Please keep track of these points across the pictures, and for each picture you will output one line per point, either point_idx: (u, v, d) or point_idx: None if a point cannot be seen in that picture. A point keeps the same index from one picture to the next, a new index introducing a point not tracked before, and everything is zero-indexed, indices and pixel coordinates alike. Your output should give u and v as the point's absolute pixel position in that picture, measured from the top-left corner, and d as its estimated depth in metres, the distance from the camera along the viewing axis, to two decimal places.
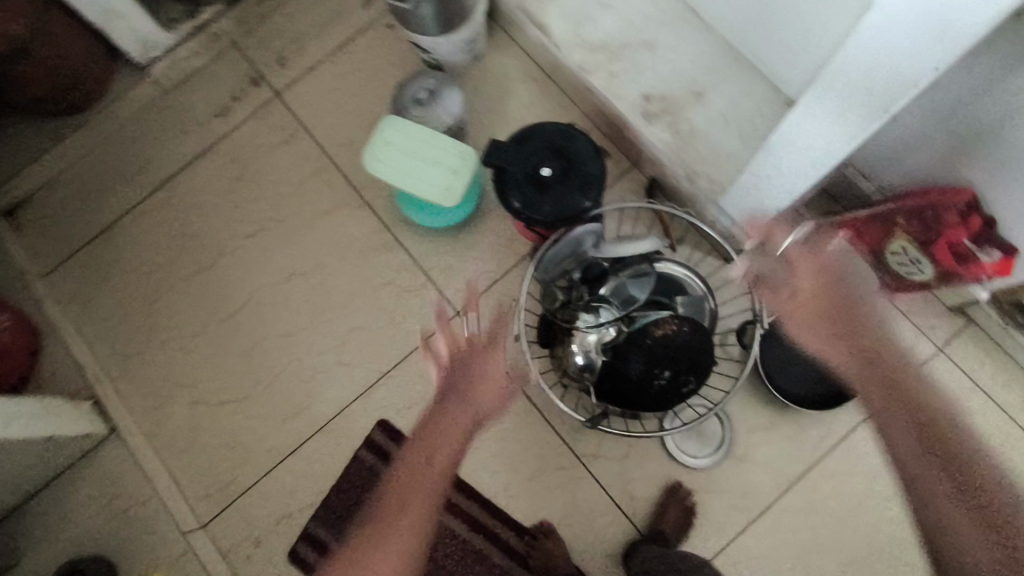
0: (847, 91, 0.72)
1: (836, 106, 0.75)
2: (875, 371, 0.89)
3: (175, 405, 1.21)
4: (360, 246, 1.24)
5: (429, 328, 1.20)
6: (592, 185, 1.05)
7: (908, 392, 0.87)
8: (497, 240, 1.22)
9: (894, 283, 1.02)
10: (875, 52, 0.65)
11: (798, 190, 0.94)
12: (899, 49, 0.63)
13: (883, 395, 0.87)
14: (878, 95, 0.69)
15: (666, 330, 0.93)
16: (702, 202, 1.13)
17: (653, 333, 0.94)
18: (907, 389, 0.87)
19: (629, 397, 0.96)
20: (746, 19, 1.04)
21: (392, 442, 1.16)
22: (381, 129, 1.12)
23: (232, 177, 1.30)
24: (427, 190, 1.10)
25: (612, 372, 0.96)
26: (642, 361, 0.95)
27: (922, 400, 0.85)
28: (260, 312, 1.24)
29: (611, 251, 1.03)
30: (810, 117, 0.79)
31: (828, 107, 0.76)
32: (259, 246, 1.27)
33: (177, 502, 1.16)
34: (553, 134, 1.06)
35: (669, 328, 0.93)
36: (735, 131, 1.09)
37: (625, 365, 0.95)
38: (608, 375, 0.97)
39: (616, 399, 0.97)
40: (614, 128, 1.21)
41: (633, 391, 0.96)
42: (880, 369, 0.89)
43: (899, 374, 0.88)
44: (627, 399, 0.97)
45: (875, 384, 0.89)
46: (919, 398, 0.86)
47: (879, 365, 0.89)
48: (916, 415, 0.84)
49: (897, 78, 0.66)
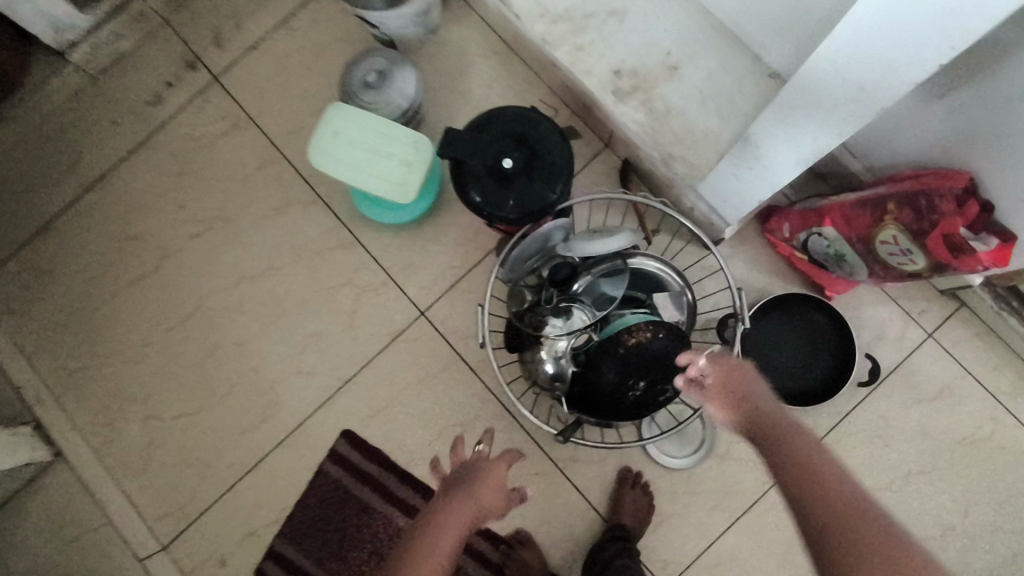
0: (831, 83, 0.64)
1: (819, 99, 0.67)
2: (796, 478, 0.72)
3: (126, 422, 1.13)
4: (315, 244, 1.15)
5: (392, 331, 1.13)
6: (559, 175, 0.95)
7: (836, 494, 0.70)
8: (460, 233, 1.13)
9: (885, 273, 0.95)
10: (862, 42, 0.57)
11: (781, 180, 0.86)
12: (891, 44, 0.55)
13: (807, 501, 0.70)
14: (867, 90, 0.61)
15: (640, 338, 0.87)
16: (679, 187, 1.03)
17: (626, 343, 0.87)
18: (833, 493, 0.70)
19: (603, 409, 0.90)
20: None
21: (359, 453, 1.10)
22: (325, 119, 1.01)
23: (172, 173, 1.19)
24: (380, 186, 1.00)
25: (585, 383, 0.91)
26: (613, 371, 0.88)
27: (852, 504, 0.69)
28: (211, 320, 1.15)
29: (581, 249, 0.95)
30: (793, 107, 0.71)
31: (810, 99, 0.68)
32: (204, 247, 1.17)
33: (135, 525, 1.10)
34: (514, 121, 0.97)
35: (643, 337, 0.87)
36: (713, 108, 1.00)
37: (597, 376, 0.89)
38: (581, 385, 0.91)
39: (590, 411, 0.92)
40: (583, 106, 1.11)
41: (607, 403, 0.90)
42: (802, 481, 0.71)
43: (824, 476, 0.71)
44: (601, 411, 0.91)
45: (792, 490, 0.72)
46: (851, 496, 0.70)
47: (796, 472, 0.72)
48: (849, 527, 0.67)
49: (888, 70, 0.58)
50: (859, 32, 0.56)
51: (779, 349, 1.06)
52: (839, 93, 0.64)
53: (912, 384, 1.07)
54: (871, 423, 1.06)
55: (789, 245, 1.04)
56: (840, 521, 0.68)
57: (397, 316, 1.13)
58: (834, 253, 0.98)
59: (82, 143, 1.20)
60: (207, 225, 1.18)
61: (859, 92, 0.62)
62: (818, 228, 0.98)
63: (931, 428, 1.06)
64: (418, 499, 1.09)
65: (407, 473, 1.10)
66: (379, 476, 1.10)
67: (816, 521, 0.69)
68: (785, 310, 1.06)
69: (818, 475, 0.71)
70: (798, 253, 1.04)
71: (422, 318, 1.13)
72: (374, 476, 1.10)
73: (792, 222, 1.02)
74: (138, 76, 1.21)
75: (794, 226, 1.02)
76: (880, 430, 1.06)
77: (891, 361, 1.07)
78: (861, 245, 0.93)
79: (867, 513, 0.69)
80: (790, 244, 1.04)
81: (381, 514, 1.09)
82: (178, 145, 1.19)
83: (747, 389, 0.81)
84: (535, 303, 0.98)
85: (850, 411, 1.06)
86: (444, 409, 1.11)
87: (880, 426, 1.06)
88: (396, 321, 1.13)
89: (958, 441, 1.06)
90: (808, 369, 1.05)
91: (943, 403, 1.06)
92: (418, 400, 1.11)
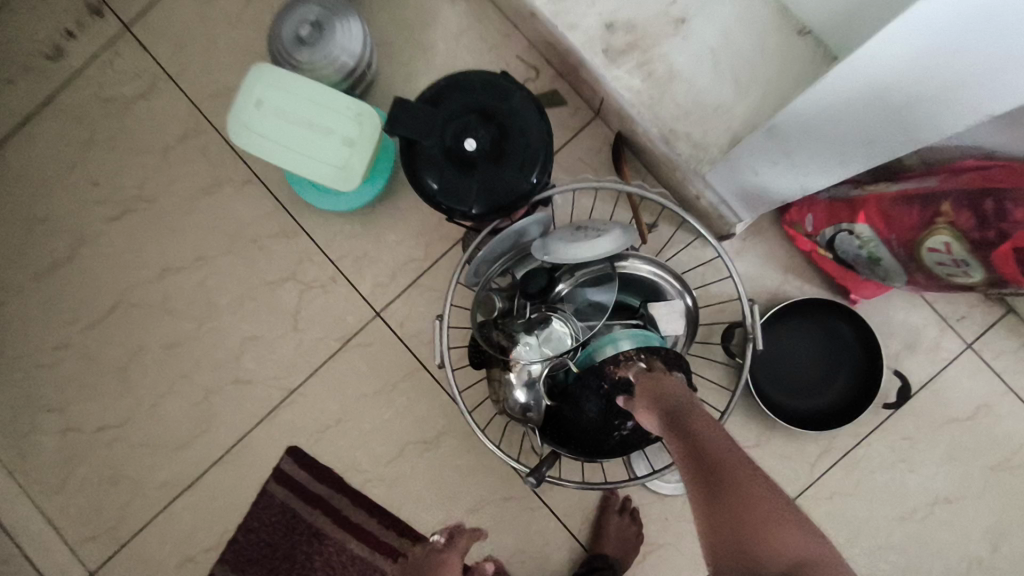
0: (912, 76, 0.50)
1: (892, 96, 0.53)
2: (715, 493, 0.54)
3: (41, 435, 0.99)
4: (250, 231, 0.98)
5: (343, 334, 0.97)
6: (534, 157, 0.77)
7: (762, 499, 0.53)
8: (420, 221, 0.96)
9: (928, 282, 0.78)
10: (961, 27, 0.44)
11: (814, 182, 0.70)
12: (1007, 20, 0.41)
13: (722, 508, 0.53)
14: (976, 75, 0.47)
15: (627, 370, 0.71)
16: (681, 170, 0.85)
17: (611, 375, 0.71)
18: (761, 497, 0.53)
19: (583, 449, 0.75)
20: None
21: (307, 473, 0.97)
22: (247, 84, 0.82)
23: (78, 144, 1.00)
24: (317, 167, 0.82)
25: (562, 419, 0.75)
26: (596, 406, 0.73)
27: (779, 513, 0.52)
28: (132, 318, 0.99)
29: (559, 253, 0.78)
30: (855, 108, 0.57)
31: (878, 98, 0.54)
32: (121, 233, 0.99)
33: (56, 550, 0.98)
34: (479, 90, 0.78)
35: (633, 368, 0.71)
36: (726, 73, 0.80)
37: (578, 413, 0.74)
38: (557, 420, 0.76)
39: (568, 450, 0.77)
40: (568, 67, 0.91)
41: (588, 444, 0.75)
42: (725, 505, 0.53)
43: (748, 482, 0.55)
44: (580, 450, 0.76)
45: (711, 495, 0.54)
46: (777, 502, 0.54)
47: (717, 472, 0.55)
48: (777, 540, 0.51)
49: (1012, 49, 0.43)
50: (977, 15, 0.42)
51: (792, 361, 0.91)
52: (919, 90, 0.51)
53: (945, 401, 0.92)
54: (895, 445, 0.92)
55: (811, 241, 0.87)
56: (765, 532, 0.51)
57: (349, 316, 0.97)
58: (866, 254, 0.81)
59: None
60: (122, 207, 1.00)
61: (961, 81, 0.48)
62: (848, 225, 0.80)
63: (967, 450, 0.91)
64: (375, 525, 0.96)
65: (363, 496, 0.96)
66: (329, 498, 0.97)
67: (736, 532, 0.52)
68: (802, 318, 0.91)
69: (740, 479, 0.55)
70: (822, 251, 0.87)
71: (377, 320, 0.97)
72: (324, 499, 0.97)
73: (816, 214, 0.85)
74: (31, 23, 1.00)
75: (819, 220, 0.85)
76: (904, 454, 0.92)
77: (923, 375, 0.92)
78: (901, 249, 0.76)
79: (797, 523, 0.53)
80: (813, 240, 0.87)
81: (332, 541, 0.96)
82: (83, 109, 1.00)
83: (665, 392, 0.65)
84: (505, 316, 0.82)
85: (871, 431, 0.92)
86: (404, 423, 0.97)
87: (904, 448, 0.92)
88: (347, 322, 0.97)
89: (995, 468, 0.91)
90: (825, 387, 0.90)
91: (980, 424, 0.91)
92: (373, 413, 0.97)
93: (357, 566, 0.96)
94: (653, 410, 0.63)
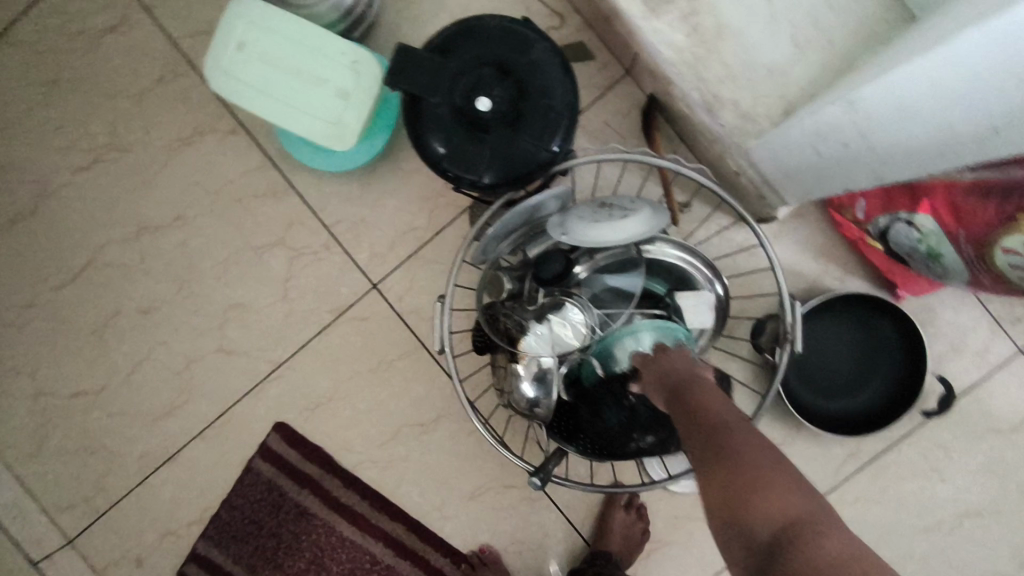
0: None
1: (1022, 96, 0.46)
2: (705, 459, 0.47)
3: (11, 397, 0.93)
4: (234, 189, 0.89)
5: (336, 306, 0.89)
6: (556, 121, 0.67)
7: (756, 461, 0.46)
8: (423, 185, 0.87)
9: (992, 283, 0.69)
10: None
11: (892, 176, 0.64)
12: None
13: (710, 473, 0.47)
14: None
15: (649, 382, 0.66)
16: (721, 142, 0.75)
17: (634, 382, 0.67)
18: (755, 459, 0.46)
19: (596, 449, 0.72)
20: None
21: (295, 451, 0.91)
22: (225, 23, 0.71)
23: (43, 81, 0.89)
24: (307, 120, 0.72)
25: (578, 418, 0.72)
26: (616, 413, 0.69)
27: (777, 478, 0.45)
28: (107, 278, 0.91)
29: (576, 231, 0.68)
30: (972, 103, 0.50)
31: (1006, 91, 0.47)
32: (92, 184, 0.90)
33: (29, 519, 0.93)
34: (496, 38, 0.67)
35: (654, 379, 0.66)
36: (783, 28, 0.69)
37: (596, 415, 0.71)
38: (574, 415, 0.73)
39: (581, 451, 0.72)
40: (598, 16, 0.80)
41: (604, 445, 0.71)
42: (713, 470, 0.46)
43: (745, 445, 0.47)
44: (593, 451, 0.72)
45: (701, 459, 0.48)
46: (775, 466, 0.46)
47: (707, 435, 0.49)
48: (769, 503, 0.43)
49: None
50: None
51: (829, 358, 0.83)
52: None
53: (988, 409, 0.84)
54: (927, 453, 0.85)
55: (860, 228, 0.78)
56: (752, 496, 0.44)
57: (343, 286, 0.89)
58: (925, 249, 0.72)
59: None
60: (94, 154, 0.90)
61: None
62: (907, 214, 0.71)
63: (1006, 462, 0.85)
64: (366, 508, 0.91)
65: (353, 477, 0.91)
66: (318, 478, 0.91)
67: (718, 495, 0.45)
68: (839, 313, 0.82)
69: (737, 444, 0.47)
70: (871, 241, 0.78)
71: (373, 292, 0.89)
72: (312, 479, 0.91)
73: (869, 200, 0.76)
74: None
75: (872, 207, 0.76)
76: (938, 463, 0.85)
77: (966, 379, 0.84)
78: (969, 246, 0.67)
79: (794, 485, 0.45)
80: (862, 228, 0.78)
81: (320, 523, 0.91)
82: (48, 40, 0.88)
83: (668, 364, 0.58)
84: (514, 300, 0.73)
85: (903, 437, 0.85)
86: (400, 405, 0.90)
87: (937, 457, 0.85)
88: (339, 293, 0.89)
89: None
90: (858, 389, 0.83)
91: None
92: (366, 392, 0.90)
93: (346, 549, 0.91)
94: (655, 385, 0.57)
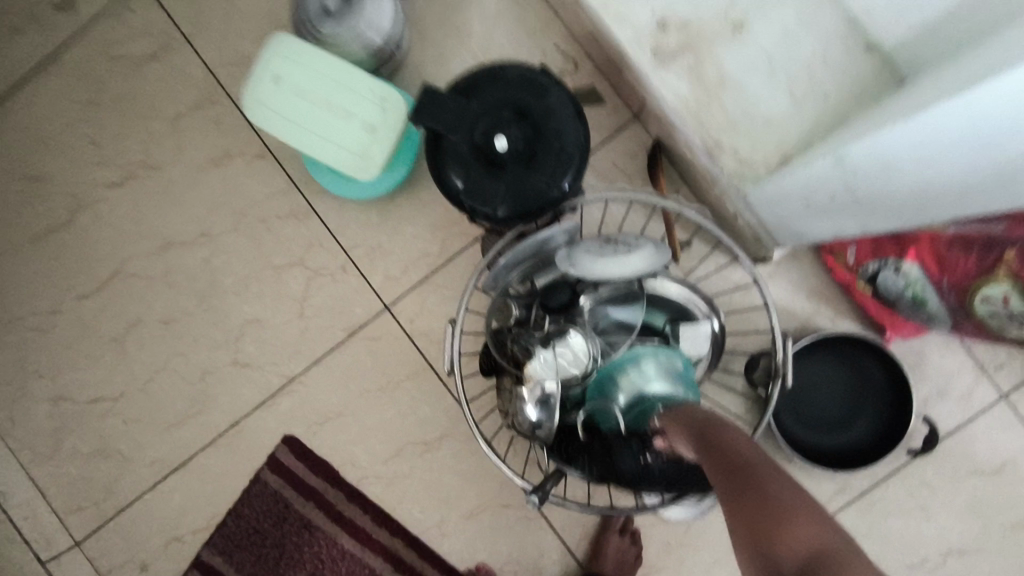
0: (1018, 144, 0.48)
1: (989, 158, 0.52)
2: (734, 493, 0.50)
3: (32, 399, 0.97)
4: (258, 210, 0.93)
5: (350, 325, 0.93)
6: (567, 162, 0.72)
7: (781, 495, 0.49)
8: (438, 214, 0.92)
9: (967, 329, 0.76)
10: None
11: (876, 224, 0.69)
12: None
13: (739, 511, 0.50)
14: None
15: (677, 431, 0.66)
16: (722, 186, 0.80)
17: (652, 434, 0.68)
18: (785, 501, 0.48)
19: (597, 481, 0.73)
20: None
21: (302, 463, 0.94)
22: (263, 57, 0.77)
23: (84, 101, 0.94)
24: (334, 150, 0.77)
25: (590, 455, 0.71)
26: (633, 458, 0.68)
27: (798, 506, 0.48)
28: (132, 289, 0.95)
29: (583, 264, 0.73)
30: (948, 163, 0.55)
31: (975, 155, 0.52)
32: (124, 199, 0.95)
33: (40, 518, 0.96)
34: (514, 85, 0.73)
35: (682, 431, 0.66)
36: (781, 83, 0.74)
37: (608, 463, 0.70)
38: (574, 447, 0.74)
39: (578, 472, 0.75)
40: (610, 64, 0.85)
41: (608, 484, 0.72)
42: (742, 505, 0.49)
43: (771, 480, 0.50)
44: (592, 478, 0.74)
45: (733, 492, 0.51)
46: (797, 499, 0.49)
47: (737, 474, 0.52)
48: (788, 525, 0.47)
49: None
50: None
51: (819, 395, 0.86)
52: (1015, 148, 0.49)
53: (971, 452, 0.87)
54: (912, 493, 0.88)
55: (851, 272, 0.81)
56: (781, 527, 0.47)
57: (356, 307, 0.93)
58: (912, 295, 0.76)
59: None
60: (128, 172, 0.95)
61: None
62: (895, 260, 0.75)
63: (988, 505, 0.87)
64: (368, 522, 0.93)
65: (357, 492, 0.94)
66: (323, 491, 0.94)
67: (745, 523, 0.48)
68: (830, 353, 0.86)
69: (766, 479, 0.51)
70: (861, 286, 0.80)
71: (386, 313, 0.93)
72: (317, 491, 0.94)
73: (860, 245, 0.79)
74: None
75: (862, 252, 0.78)
76: (922, 502, 0.88)
77: (950, 422, 0.87)
78: (950, 293, 0.73)
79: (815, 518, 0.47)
80: (853, 272, 0.81)
81: (322, 535, 0.94)
82: (92, 64, 0.94)
83: (689, 414, 0.62)
84: (521, 326, 0.78)
85: (889, 475, 0.88)
86: (405, 422, 0.93)
87: (922, 496, 0.88)
88: (353, 312, 0.93)
89: (1016, 526, 0.87)
90: (846, 426, 0.86)
91: (1005, 480, 0.87)
92: (373, 409, 0.93)
93: (346, 562, 0.93)
94: (679, 435, 0.60)
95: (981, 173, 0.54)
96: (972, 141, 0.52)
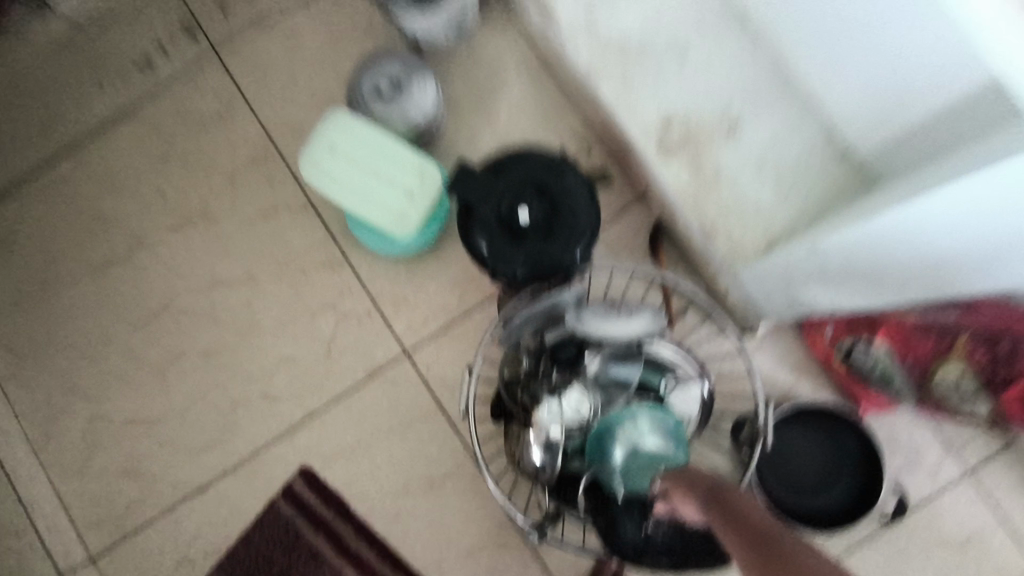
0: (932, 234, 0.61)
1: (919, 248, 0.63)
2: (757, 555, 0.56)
3: (68, 417, 1.04)
4: (298, 257, 1.04)
5: (371, 366, 1.01)
6: (581, 237, 0.82)
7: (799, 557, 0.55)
8: (460, 272, 1.02)
9: (930, 405, 0.84)
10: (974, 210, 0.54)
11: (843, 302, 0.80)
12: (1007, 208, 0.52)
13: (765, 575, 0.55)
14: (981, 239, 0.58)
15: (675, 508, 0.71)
16: (715, 264, 0.90)
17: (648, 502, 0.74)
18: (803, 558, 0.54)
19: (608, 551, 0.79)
20: (813, 36, 0.76)
21: (316, 494, 1.00)
22: (321, 129, 0.89)
23: (153, 152, 1.06)
24: (377, 212, 0.88)
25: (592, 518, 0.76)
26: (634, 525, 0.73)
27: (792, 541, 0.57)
28: (175, 321, 1.04)
29: (590, 325, 0.84)
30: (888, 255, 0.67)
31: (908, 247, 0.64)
32: (178, 239, 1.05)
33: (63, 532, 1.01)
34: (538, 167, 0.84)
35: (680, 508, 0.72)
36: (768, 178, 0.86)
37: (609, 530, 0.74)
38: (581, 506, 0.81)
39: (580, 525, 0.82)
40: (621, 152, 0.97)
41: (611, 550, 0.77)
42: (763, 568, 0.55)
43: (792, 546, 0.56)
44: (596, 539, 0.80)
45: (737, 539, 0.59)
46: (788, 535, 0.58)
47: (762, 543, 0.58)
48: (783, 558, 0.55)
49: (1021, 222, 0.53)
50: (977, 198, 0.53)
51: (799, 462, 0.94)
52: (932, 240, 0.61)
53: (940, 524, 0.94)
54: (885, 560, 0.94)
55: (829, 349, 0.91)
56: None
57: (379, 350, 1.02)
58: (879, 373, 0.85)
59: (60, 104, 1.08)
60: (184, 216, 1.06)
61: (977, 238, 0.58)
62: (866, 339, 0.84)
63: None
64: (372, 555, 0.99)
65: (364, 525, 0.99)
66: (332, 522, 1.00)
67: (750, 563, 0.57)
68: (810, 423, 0.94)
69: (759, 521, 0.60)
70: (837, 361, 0.90)
71: (405, 358, 1.01)
72: (328, 522, 1.00)
73: (837, 325, 0.89)
74: (131, 38, 1.08)
75: (838, 331, 0.88)
76: (894, 570, 0.94)
77: (920, 495, 0.94)
78: (913, 370, 0.81)
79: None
80: (830, 348, 0.91)
81: (328, 566, 0.99)
82: (163, 121, 1.07)
83: (691, 480, 0.70)
84: (529, 377, 0.87)
85: (862, 541, 0.94)
86: (416, 462, 1.00)
87: (894, 564, 0.94)
88: (376, 356, 1.01)
89: None
90: (824, 493, 0.93)
91: (972, 553, 0.93)
92: (386, 447, 1.00)
93: None
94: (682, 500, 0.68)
95: (912, 260, 0.66)
96: (898, 240, 0.64)
